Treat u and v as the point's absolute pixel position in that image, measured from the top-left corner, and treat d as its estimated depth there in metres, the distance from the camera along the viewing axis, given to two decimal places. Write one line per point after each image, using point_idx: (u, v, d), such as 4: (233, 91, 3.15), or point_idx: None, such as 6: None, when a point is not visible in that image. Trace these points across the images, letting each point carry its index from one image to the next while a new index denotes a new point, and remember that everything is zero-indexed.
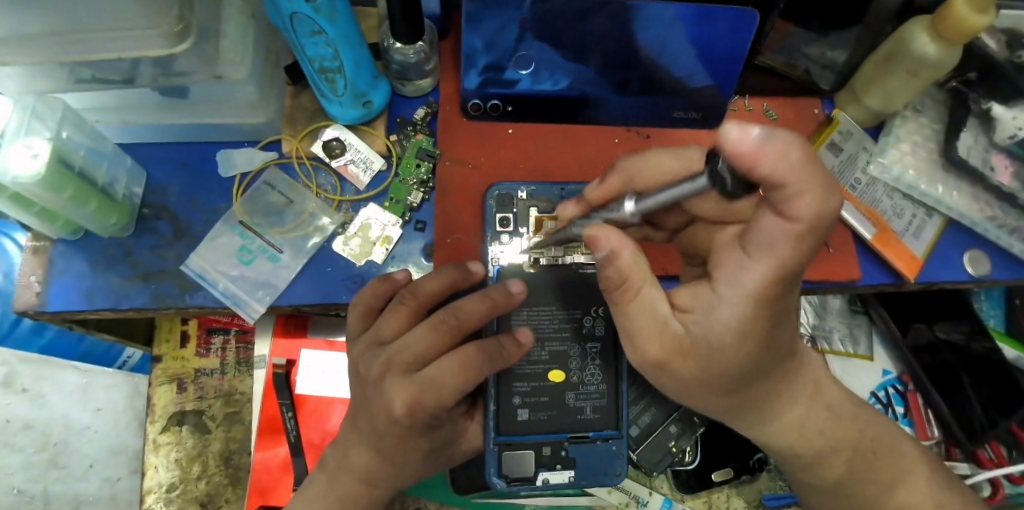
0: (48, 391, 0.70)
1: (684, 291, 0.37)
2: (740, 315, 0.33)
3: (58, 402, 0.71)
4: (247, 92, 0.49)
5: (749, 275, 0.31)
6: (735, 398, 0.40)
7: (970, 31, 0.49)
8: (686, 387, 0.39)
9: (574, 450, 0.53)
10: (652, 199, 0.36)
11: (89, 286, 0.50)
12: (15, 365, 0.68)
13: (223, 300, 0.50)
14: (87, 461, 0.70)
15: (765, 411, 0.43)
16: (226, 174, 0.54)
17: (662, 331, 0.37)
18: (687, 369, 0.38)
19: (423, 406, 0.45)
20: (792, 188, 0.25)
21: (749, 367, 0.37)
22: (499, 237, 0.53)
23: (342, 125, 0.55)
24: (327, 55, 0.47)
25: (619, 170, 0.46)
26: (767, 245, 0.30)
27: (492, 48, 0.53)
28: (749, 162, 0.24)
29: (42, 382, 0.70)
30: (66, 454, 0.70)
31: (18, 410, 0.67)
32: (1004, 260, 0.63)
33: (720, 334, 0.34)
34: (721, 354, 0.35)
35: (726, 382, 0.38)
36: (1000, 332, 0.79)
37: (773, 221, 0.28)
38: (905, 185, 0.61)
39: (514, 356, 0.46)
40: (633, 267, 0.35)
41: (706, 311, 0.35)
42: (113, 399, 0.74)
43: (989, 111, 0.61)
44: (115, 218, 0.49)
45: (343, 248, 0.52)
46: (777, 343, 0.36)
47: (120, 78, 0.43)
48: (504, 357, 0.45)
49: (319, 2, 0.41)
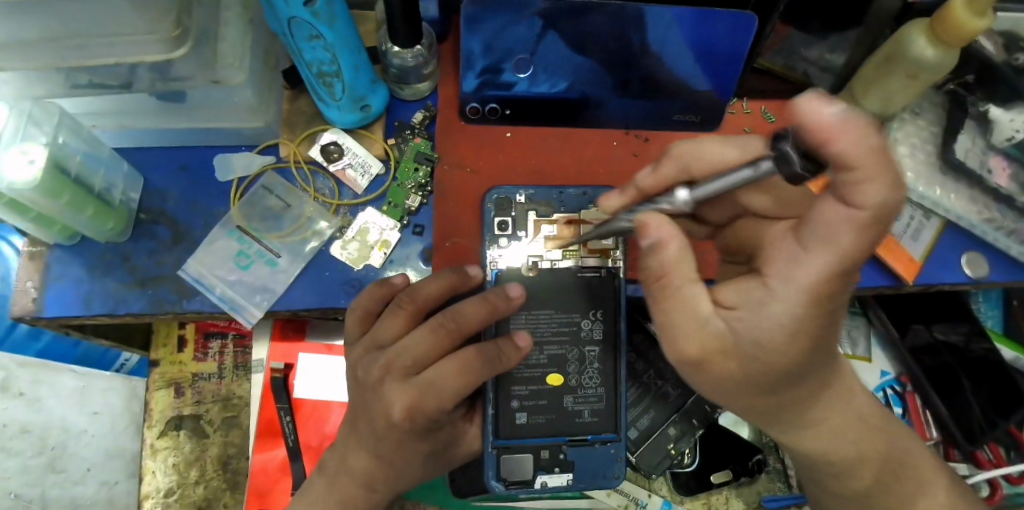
0: (45, 395, 0.68)
1: (728, 289, 0.37)
2: (793, 311, 0.33)
3: (56, 406, 0.69)
4: (245, 97, 0.49)
5: (803, 270, 0.32)
6: (775, 398, 0.40)
7: (968, 34, 0.50)
8: (722, 386, 0.39)
9: (572, 453, 0.53)
10: (706, 187, 0.36)
11: (86, 291, 0.50)
12: (12, 370, 0.66)
13: (220, 305, 0.50)
14: (85, 465, 0.70)
15: (796, 416, 0.42)
16: (224, 178, 0.54)
17: (706, 328, 0.36)
18: (728, 367, 0.37)
19: (422, 411, 0.45)
20: (859, 173, 0.26)
21: (793, 368, 0.36)
22: (497, 241, 0.52)
23: (341, 129, 0.55)
24: (325, 59, 0.46)
25: (670, 156, 0.44)
26: (824, 240, 0.30)
27: (490, 51, 0.54)
28: (828, 137, 0.26)
29: (40, 387, 0.68)
30: (64, 458, 0.69)
31: (16, 414, 0.65)
32: (1003, 262, 0.63)
33: (769, 332, 0.34)
34: (767, 354, 0.35)
35: (766, 382, 0.37)
36: (997, 332, 0.79)
37: (835, 206, 0.29)
38: (903, 187, 0.61)
39: (512, 360, 0.46)
40: (679, 260, 0.35)
41: (754, 308, 0.34)
42: (111, 403, 0.73)
43: (986, 113, 0.61)
44: (112, 223, 0.49)
45: (341, 252, 0.52)
46: (824, 346, 0.36)
47: (118, 83, 0.43)
48: (503, 361, 0.45)
49: (318, 6, 0.41)
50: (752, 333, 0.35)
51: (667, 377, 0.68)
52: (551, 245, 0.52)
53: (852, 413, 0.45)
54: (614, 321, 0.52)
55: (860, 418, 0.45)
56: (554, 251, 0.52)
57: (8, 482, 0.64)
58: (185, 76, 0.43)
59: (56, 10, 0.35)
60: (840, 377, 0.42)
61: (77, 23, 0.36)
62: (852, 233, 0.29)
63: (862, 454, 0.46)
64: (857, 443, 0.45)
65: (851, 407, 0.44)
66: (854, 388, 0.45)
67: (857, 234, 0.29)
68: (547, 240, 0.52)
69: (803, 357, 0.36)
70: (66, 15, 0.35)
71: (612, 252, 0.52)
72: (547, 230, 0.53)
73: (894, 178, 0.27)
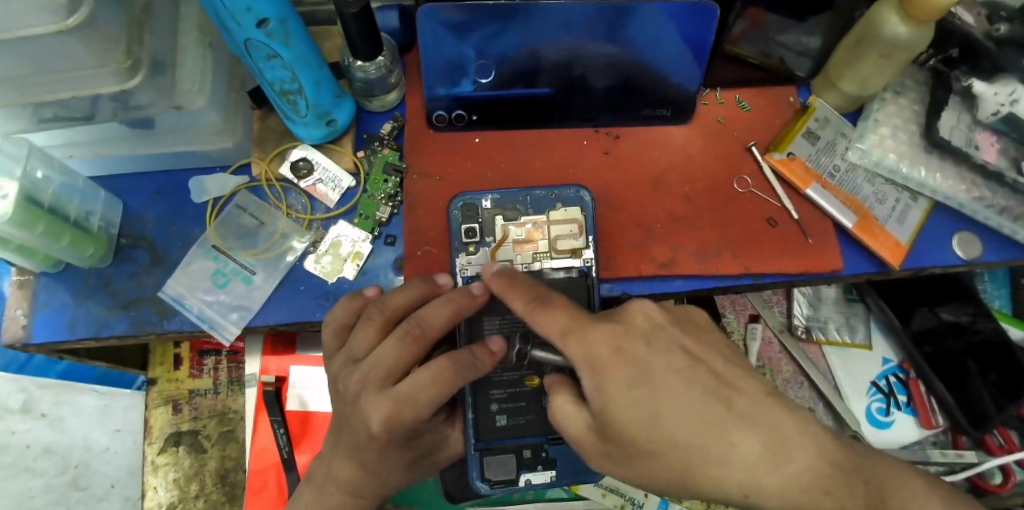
0: (67, 414, 0.69)
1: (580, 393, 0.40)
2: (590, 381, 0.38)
3: (77, 427, 0.70)
4: (211, 120, 0.50)
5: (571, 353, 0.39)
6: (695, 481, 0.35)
7: (938, 9, 0.48)
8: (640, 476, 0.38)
9: (554, 451, 0.53)
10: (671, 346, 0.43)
11: (71, 317, 0.52)
12: (33, 392, 0.65)
13: (199, 324, 0.52)
14: (109, 482, 0.72)
15: (717, 487, 0.34)
16: (199, 200, 0.55)
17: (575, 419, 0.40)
18: (599, 443, 0.38)
19: (399, 422, 0.44)
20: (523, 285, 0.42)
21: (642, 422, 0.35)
22: (465, 249, 0.52)
23: (309, 145, 0.56)
24: (285, 78, 0.47)
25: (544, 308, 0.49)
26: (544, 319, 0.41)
27: (484, 56, 0.53)
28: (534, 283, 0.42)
29: (61, 407, 0.68)
30: (87, 476, 0.70)
31: (41, 435, 0.66)
32: (998, 242, 0.61)
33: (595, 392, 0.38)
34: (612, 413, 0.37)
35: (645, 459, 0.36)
36: (1006, 313, 0.77)
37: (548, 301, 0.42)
38: (885, 169, 0.60)
39: (486, 365, 0.46)
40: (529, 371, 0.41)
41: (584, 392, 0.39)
42: (132, 419, 0.74)
43: (970, 88, 0.59)
44: (92, 249, 0.51)
45: (315, 266, 0.53)
46: (673, 403, 0.35)
47: (82, 115, 0.44)
48: (477, 367, 0.45)
49: (271, 27, 0.42)
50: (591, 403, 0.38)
51: None
52: (519, 249, 0.53)
53: None
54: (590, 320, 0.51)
55: None
56: (525, 255, 0.53)
57: (35, 501, 0.65)
58: (148, 105, 0.45)
59: (8, 51, 0.36)
60: (731, 419, 0.35)
61: (36, 63, 0.38)
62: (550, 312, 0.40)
63: None
64: None
65: None
66: None
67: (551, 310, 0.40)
68: (516, 244, 0.53)
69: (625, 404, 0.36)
70: (22, 56, 0.37)
71: (582, 250, 0.52)
72: (515, 235, 0.53)
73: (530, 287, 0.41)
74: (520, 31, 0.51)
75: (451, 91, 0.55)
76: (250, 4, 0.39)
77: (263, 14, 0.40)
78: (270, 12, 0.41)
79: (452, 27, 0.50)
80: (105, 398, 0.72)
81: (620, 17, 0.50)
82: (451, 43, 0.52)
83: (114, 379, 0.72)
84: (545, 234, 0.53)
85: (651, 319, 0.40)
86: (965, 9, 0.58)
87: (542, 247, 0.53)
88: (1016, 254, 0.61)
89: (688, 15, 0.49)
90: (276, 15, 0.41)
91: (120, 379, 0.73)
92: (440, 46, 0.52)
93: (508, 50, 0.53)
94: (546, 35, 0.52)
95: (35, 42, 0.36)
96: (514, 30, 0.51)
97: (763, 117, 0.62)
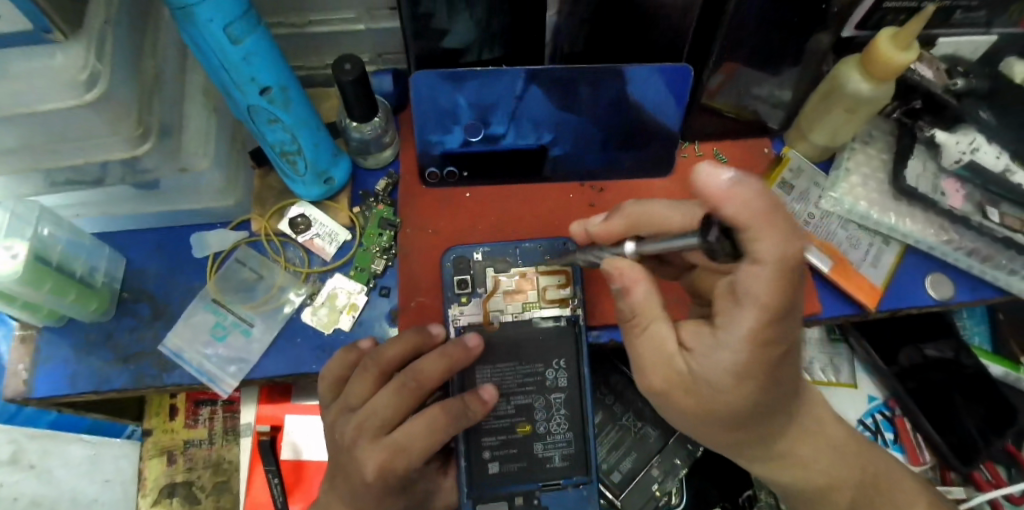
0: (52, 465, 0.66)
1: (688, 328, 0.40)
2: (732, 355, 0.36)
3: (65, 477, 0.67)
4: (213, 180, 0.53)
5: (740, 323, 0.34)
6: (742, 433, 0.42)
7: (897, 67, 0.52)
8: (687, 417, 0.42)
9: (546, 499, 0.52)
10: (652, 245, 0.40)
11: (72, 371, 0.53)
12: (21, 442, 0.64)
13: (198, 377, 0.53)
14: None
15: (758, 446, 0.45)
16: (200, 255, 0.57)
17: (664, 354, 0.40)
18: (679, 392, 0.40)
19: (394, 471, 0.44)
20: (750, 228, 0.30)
21: (758, 403, 0.39)
22: (458, 299, 0.54)
23: (307, 202, 0.58)
24: (285, 140, 0.50)
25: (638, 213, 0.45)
26: (755, 251, 0.31)
27: (476, 107, 0.56)
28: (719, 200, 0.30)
29: (48, 456, 0.66)
30: None
31: (26, 487, 0.64)
32: (969, 283, 0.64)
33: (720, 377, 0.37)
34: (718, 388, 0.38)
35: (727, 421, 0.40)
36: (984, 350, 0.78)
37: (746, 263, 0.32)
38: (858, 216, 0.63)
39: (478, 412, 0.47)
40: (644, 304, 0.41)
41: (706, 353, 0.37)
42: (120, 469, 0.71)
43: (933, 138, 0.62)
44: (96, 304, 0.53)
45: (311, 318, 0.55)
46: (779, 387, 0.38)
47: (93, 178, 0.47)
48: (467, 414, 0.46)
49: (273, 94, 0.45)
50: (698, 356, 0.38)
51: (646, 417, 0.68)
52: (509, 299, 0.54)
53: (818, 435, 0.47)
54: (580, 368, 0.53)
55: (832, 441, 0.47)
56: (514, 305, 0.54)
57: None
58: (155, 167, 0.47)
59: (31, 125, 0.39)
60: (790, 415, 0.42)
61: (53, 132, 0.40)
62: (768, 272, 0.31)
63: (831, 475, 0.48)
64: (826, 464, 0.47)
65: (826, 435, 0.47)
66: (808, 413, 0.47)
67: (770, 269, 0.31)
68: (506, 295, 0.54)
69: (761, 396, 0.38)
70: (40, 127, 0.39)
71: (569, 301, 0.54)
72: (505, 285, 0.55)
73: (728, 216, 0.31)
74: (510, 83, 0.54)
75: (442, 140, 0.58)
76: (254, 74, 0.42)
77: (265, 83, 0.43)
78: (272, 81, 0.44)
79: (449, 78, 0.53)
80: (94, 448, 0.69)
81: (587, 83, 0.54)
82: (446, 92, 0.55)
83: (106, 428, 0.71)
84: (535, 284, 0.55)
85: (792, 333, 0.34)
86: (927, 62, 0.60)
87: (532, 297, 0.55)
88: (985, 294, 0.64)
89: (670, 80, 0.54)
90: (277, 83, 0.44)
91: (111, 428, 0.71)
92: (439, 95, 0.55)
93: (497, 100, 0.56)
94: (530, 99, 0.56)
95: (51, 115, 0.38)
96: (504, 83, 0.54)
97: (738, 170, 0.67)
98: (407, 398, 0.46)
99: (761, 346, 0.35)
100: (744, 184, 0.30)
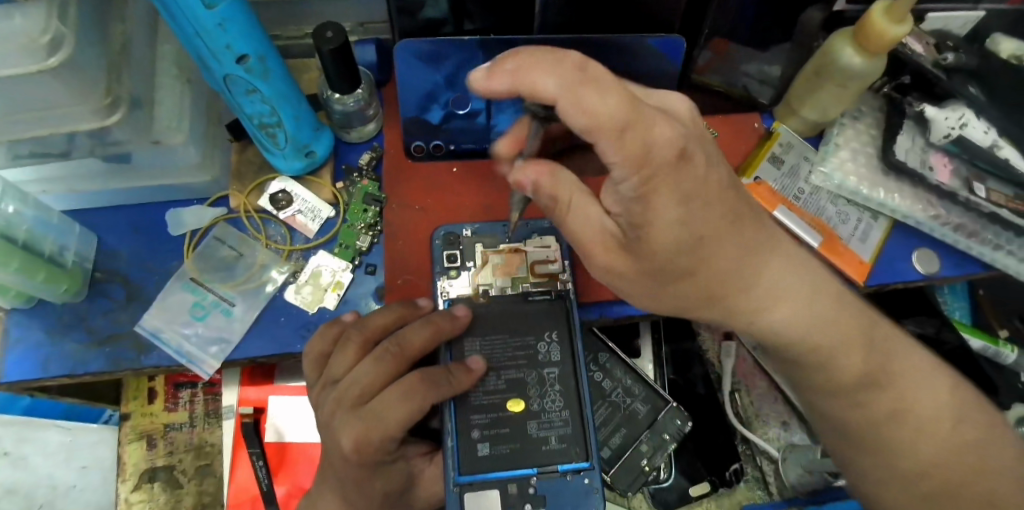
0: (32, 452, 0.66)
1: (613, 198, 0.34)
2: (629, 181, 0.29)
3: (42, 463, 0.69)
4: (189, 154, 0.50)
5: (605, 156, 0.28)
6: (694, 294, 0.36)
7: (890, 40, 0.52)
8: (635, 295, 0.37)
9: (542, 486, 0.49)
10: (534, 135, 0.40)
11: (44, 355, 0.50)
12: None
13: (178, 359, 0.51)
14: None
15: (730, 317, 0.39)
16: (176, 233, 0.55)
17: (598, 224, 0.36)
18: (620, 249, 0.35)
19: (370, 443, 0.42)
20: (522, 80, 0.28)
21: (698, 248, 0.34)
22: (447, 273, 0.53)
23: (288, 177, 0.56)
24: (264, 112, 0.48)
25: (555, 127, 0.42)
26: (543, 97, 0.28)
27: (455, 84, 0.54)
28: (490, 83, 0.29)
29: (26, 442, 0.66)
30: None
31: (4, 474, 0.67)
32: (954, 258, 0.64)
33: None
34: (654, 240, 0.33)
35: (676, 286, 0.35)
36: (966, 323, 0.80)
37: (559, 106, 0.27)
38: (848, 191, 0.63)
39: (462, 379, 0.47)
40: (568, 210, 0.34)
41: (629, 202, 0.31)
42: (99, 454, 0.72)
43: (922, 113, 0.62)
44: (66, 285, 0.50)
45: (295, 296, 0.53)
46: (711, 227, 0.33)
47: (59, 151, 0.44)
48: (452, 380, 0.47)
49: (250, 63, 0.42)
50: (628, 217, 0.32)
51: (635, 393, 0.68)
52: (497, 273, 0.53)
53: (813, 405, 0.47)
54: (571, 341, 0.52)
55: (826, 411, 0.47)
56: (502, 279, 0.53)
57: None
58: (127, 140, 0.44)
59: None
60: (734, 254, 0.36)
61: (12, 102, 0.37)
62: (578, 109, 0.26)
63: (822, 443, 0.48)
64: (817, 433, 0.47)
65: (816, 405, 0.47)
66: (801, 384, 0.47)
67: (586, 100, 0.26)
68: (494, 269, 0.53)
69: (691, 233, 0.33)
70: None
71: (559, 275, 0.54)
72: (494, 260, 0.54)
73: (508, 91, 0.29)
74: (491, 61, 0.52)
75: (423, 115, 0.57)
76: (229, 42, 0.39)
77: (241, 51, 0.41)
78: (249, 49, 0.41)
79: (425, 57, 0.51)
80: (71, 434, 0.69)
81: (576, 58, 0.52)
82: (424, 72, 0.53)
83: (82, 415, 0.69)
84: (523, 259, 0.54)
85: (637, 136, 0.27)
86: (916, 38, 0.60)
87: (520, 272, 0.54)
88: (971, 270, 0.64)
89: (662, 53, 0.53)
90: (254, 52, 0.42)
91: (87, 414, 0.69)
92: (419, 76, 0.53)
93: None
94: None
95: (10, 85, 0.35)
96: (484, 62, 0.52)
97: (729, 145, 0.66)
98: (389, 365, 0.45)
99: (659, 172, 0.29)
100: (502, 61, 0.29)
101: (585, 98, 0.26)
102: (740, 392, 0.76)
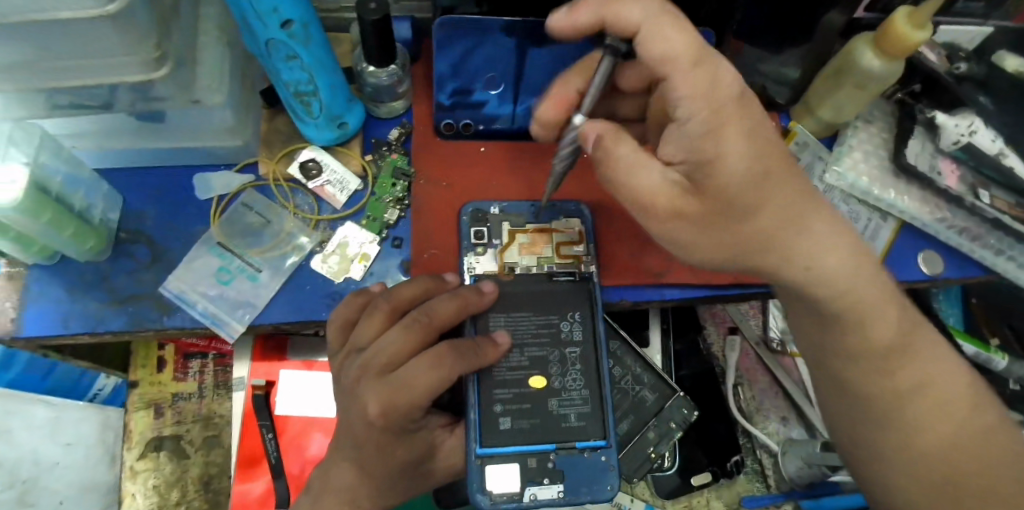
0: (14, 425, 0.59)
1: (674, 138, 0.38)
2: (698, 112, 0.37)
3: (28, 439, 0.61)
4: (224, 116, 0.50)
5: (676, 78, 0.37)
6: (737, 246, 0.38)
7: (911, 45, 0.54)
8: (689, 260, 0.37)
9: (560, 462, 0.50)
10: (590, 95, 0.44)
11: (65, 311, 0.50)
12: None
13: (202, 320, 0.51)
14: (57, 499, 0.65)
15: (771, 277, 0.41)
16: (204, 196, 0.55)
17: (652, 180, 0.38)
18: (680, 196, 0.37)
19: (397, 409, 0.43)
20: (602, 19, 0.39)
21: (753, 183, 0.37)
22: (473, 250, 0.54)
23: (319, 147, 0.57)
24: (301, 80, 0.48)
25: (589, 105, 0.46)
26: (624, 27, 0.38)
27: (458, 73, 0.56)
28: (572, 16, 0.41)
29: (10, 417, 0.59)
30: (35, 491, 0.62)
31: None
32: (959, 262, 0.66)
33: None
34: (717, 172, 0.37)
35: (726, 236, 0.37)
36: (959, 329, 0.82)
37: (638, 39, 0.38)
38: (860, 191, 0.65)
39: (488, 353, 0.48)
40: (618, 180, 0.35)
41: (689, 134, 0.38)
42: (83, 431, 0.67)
43: (931, 120, 0.64)
44: (92, 243, 0.50)
45: (321, 266, 0.54)
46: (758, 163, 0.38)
47: (98, 104, 0.44)
48: (479, 353, 0.47)
49: (294, 28, 0.43)
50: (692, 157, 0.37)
51: (645, 381, 0.70)
52: (522, 252, 0.54)
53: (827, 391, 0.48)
54: (593, 322, 0.53)
55: None
56: (527, 259, 0.54)
57: None
58: (166, 97, 0.44)
59: (39, 37, 0.36)
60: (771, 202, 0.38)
61: (60, 48, 0.37)
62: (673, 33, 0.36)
63: None
64: None
65: None
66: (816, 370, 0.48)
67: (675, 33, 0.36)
68: (519, 248, 0.55)
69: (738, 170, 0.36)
70: (50, 42, 0.36)
71: (583, 258, 0.55)
72: (520, 239, 0.55)
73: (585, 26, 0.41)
74: (494, 47, 0.54)
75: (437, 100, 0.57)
76: (276, 4, 0.40)
77: (287, 16, 0.41)
78: (294, 14, 0.41)
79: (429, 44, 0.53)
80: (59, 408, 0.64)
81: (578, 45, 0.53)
82: None
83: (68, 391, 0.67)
84: (549, 241, 0.55)
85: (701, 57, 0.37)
86: (929, 47, 0.63)
87: (545, 252, 0.55)
88: (972, 273, 0.66)
89: None
90: (300, 18, 0.42)
91: (76, 389, 0.67)
92: None
93: (481, 69, 0.55)
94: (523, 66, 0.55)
95: (63, 28, 0.35)
96: (486, 49, 0.54)
97: None
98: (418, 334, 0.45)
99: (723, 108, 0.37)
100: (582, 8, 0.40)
101: (666, 30, 0.36)
102: (743, 386, 0.78)
